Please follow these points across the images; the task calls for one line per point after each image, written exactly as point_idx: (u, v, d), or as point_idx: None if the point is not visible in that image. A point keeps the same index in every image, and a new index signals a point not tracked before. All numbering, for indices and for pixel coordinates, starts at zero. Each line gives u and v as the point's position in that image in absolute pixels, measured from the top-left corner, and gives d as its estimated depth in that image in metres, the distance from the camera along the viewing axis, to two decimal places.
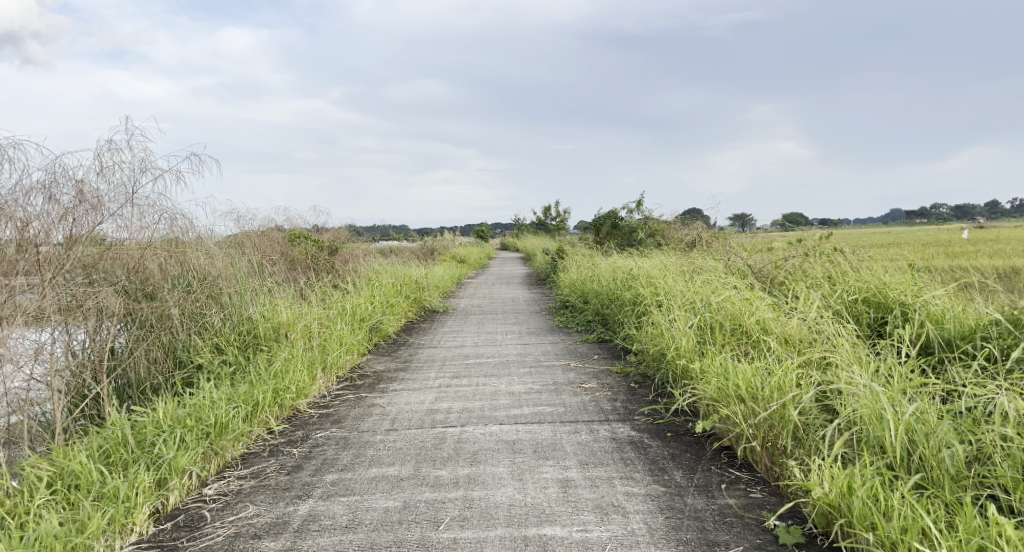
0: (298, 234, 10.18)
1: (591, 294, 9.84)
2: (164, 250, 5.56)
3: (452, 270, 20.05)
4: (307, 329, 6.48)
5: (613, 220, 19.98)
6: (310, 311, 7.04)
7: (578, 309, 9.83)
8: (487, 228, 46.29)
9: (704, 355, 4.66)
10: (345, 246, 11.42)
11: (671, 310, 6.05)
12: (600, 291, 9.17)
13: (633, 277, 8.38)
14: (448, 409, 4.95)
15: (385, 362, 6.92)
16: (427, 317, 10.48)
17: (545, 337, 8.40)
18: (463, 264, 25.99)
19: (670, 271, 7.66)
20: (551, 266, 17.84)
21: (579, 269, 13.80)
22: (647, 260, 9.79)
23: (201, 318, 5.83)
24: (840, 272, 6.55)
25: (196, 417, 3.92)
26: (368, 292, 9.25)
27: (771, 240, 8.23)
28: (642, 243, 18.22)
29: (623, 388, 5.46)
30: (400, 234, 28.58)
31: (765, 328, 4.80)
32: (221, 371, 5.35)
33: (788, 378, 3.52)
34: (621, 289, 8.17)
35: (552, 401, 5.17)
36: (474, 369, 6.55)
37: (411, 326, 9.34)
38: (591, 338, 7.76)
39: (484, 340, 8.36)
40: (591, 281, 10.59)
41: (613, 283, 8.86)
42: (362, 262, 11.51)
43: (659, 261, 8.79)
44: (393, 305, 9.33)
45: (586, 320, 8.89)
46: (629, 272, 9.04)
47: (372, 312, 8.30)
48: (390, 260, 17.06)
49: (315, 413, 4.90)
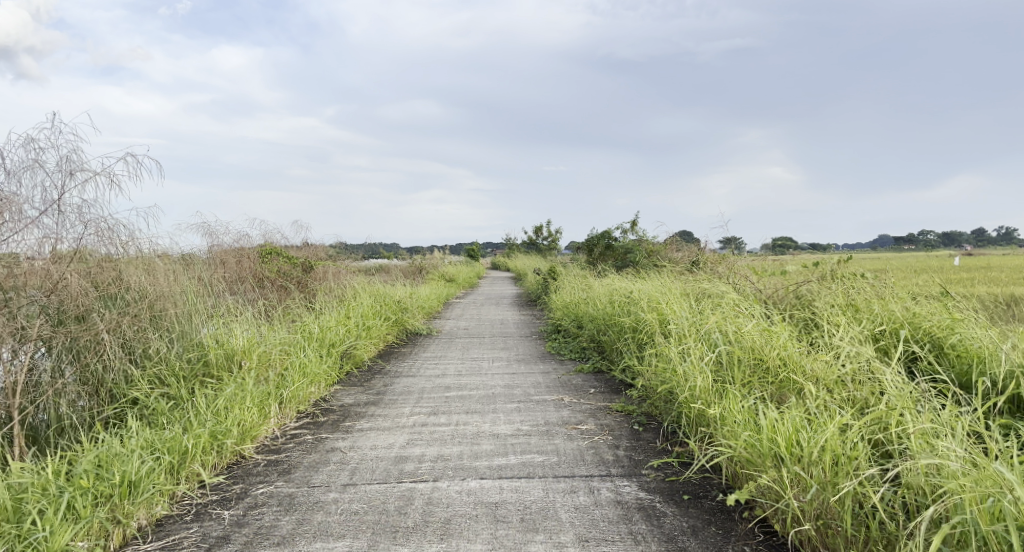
0: (270, 250, 9.64)
1: (585, 318, 9.14)
2: (93, 264, 4.76)
3: (439, 290, 19.41)
4: (266, 357, 5.70)
5: (607, 240, 19.38)
6: (272, 336, 6.26)
7: (571, 334, 9.13)
8: (478, 247, 45.65)
9: (725, 397, 3.96)
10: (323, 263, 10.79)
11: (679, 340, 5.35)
12: (595, 317, 8.47)
13: (632, 301, 7.68)
14: (420, 458, 4.20)
15: (355, 394, 6.15)
16: (408, 342, 9.71)
17: (535, 366, 7.63)
18: (453, 283, 25.26)
19: (675, 294, 6.97)
20: (542, 287, 17.21)
21: (572, 291, 13.14)
22: (646, 283, 9.11)
23: (139, 343, 5.01)
24: (865, 300, 5.89)
25: (97, 474, 3.14)
26: (343, 314, 8.50)
27: (782, 263, 7.58)
28: (637, 263, 17.59)
29: (626, 432, 4.73)
30: (388, 251, 27.86)
31: (794, 367, 4.12)
32: (156, 406, 4.54)
33: (842, 438, 2.86)
34: (620, 314, 7.47)
35: (543, 447, 4.43)
36: (455, 404, 5.77)
37: (389, 351, 8.61)
38: (585, 368, 7.04)
39: (468, 369, 7.60)
40: (585, 304, 9.90)
41: (610, 307, 8.15)
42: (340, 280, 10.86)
43: (660, 284, 8.11)
44: (371, 328, 8.58)
45: (580, 347, 8.17)
46: (628, 295, 8.35)
47: (345, 337, 7.53)
48: (374, 279, 16.44)
49: (262, 460, 4.13)
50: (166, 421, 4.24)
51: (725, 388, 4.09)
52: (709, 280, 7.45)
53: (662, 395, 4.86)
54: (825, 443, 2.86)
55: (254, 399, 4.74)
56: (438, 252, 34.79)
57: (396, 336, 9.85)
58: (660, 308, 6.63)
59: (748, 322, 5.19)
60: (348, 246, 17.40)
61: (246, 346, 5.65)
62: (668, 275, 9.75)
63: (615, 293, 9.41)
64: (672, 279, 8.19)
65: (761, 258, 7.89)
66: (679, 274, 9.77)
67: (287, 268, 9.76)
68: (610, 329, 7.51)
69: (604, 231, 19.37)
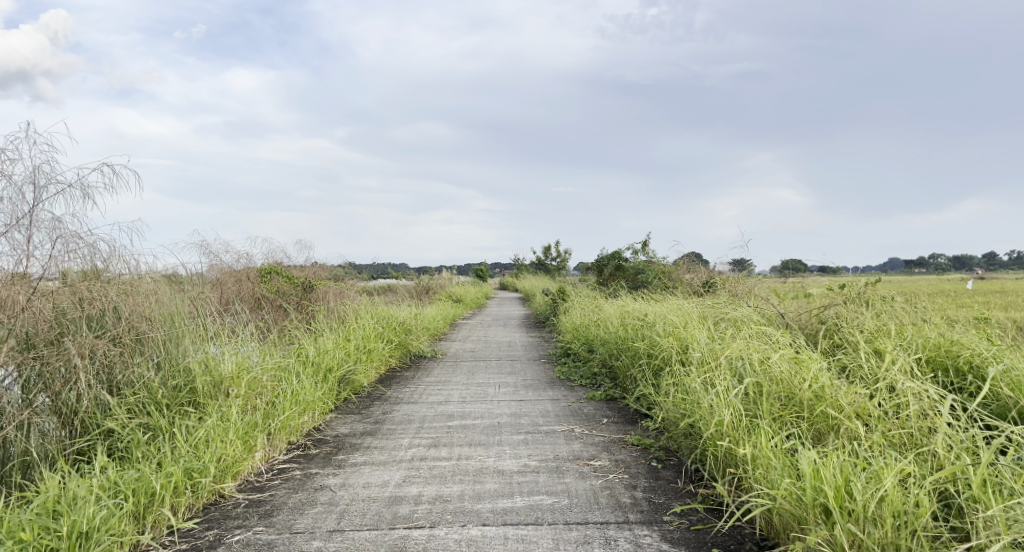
0: (270, 269, 9.35)
1: (597, 342, 8.75)
2: (69, 288, 4.49)
3: (446, 310, 19.07)
4: (257, 384, 5.35)
5: (618, 261, 19.02)
6: (265, 361, 5.91)
7: (582, 358, 8.73)
8: (486, 267, 45.37)
9: (756, 433, 3.56)
10: (325, 283, 10.48)
11: (700, 368, 4.95)
12: (606, 341, 8.08)
13: (647, 324, 7.29)
14: (416, 499, 3.81)
15: (351, 423, 5.77)
16: (411, 365, 9.32)
17: (544, 392, 7.22)
18: (460, 303, 24.92)
19: (693, 317, 6.58)
20: (551, 308, 16.82)
21: (582, 312, 12.76)
22: (661, 305, 8.72)
23: (118, 369, 4.68)
24: (899, 326, 5.48)
25: (48, 521, 2.90)
26: (343, 337, 8.15)
27: (806, 285, 7.18)
28: (649, 284, 17.20)
29: (643, 469, 4.32)
30: (395, 272, 27.61)
31: (831, 401, 3.73)
32: (132, 439, 4.19)
33: (903, 494, 2.50)
34: (634, 338, 7.07)
35: (552, 486, 4.02)
36: (457, 435, 5.38)
37: (391, 375, 8.25)
38: (597, 396, 6.63)
39: (473, 395, 7.20)
40: (596, 326, 9.51)
41: (623, 330, 7.76)
42: (343, 301, 10.53)
43: (676, 306, 7.71)
44: (373, 352, 8.22)
45: (591, 372, 7.76)
46: (641, 318, 7.96)
47: (344, 361, 7.18)
48: (379, 299, 16.12)
49: (244, 499, 3.76)
50: (141, 456, 3.90)
51: (755, 422, 3.70)
52: (728, 303, 7.04)
53: (683, 428, 4.47)
54: (882, 499, 2.49)
55: (238, 431, 4.38)
56: (446, 272, 34.52)
57: (400, 359, 9.48)
58: (677, 332, 6.24)
59: (775, 350, 4.80)
60: (354, 266, 17.14)
61: (235, 372, 5.31)
62: (683, 297, 9.35)
63: (627, 315, 9.01)
64: (688, 301, 7.80)
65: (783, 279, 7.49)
66: (695, 295, 9.37)
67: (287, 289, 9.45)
68: (623, 353, 7.12)
69: (614, 251, 19.01)
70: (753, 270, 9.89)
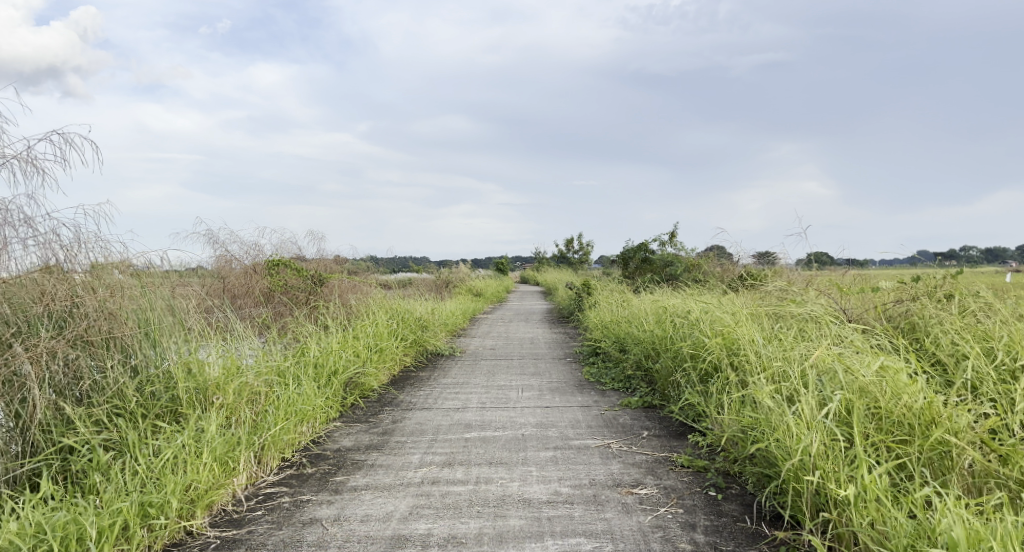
0: (279, 261, 8.78)
1: (629, 340, 7.97)
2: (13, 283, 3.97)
3: (465, 305, 18.41)
4: (247, 391, 4.69)
5: (644, 253, 18.18)
6: (259, 364, 5.25)
7: (612, 358, 7.97)
8: (507, 261, 44.66)
9: (858, 468, 2.79)
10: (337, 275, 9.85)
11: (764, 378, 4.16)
12: (641, 341, 7.29)
13: (688, 322, 6.49)
14: (424, 540, 3.11)
15: (356, 434, 5.09)
16: (427, 365, 8.63)
17: (572, 398, 6.48)
18: (480, 298, 24.26)
19: (745, 313, 5.76)
20: (575, 302, 16.05)
21: (609, 308, 11.99)
22: (701, 300, 7.91)
23: (82, 375, 4.08)
24: (998, 325, 4.62)
25: None
26: (353, 335, 7.49)
27: (872, 278, 6.32)
28: (679, 278, 16.35)
29: (701, 501, 3.55)
30: (413, 265, 27.01)
31: (951, 427, 2.93)
32: (92, 461, 3.57)
33: None
34: (676, 338, 6.29)
35: (590, 523, 3.28)
36: (475, 451, 4.66)
37: (404, 377, 7.58)
38: (634, 404, 5.87)
39: (494, 400, 6.48)
40: (628, 323, 8.74)
41: (661, 329, 6.98)
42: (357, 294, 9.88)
43: (720, 301, 6.90)
44: (384, 352, 7.55)
45: (624, 375, 7.00)
46: (682, 315, 7.16)
47: (351, 362, 6.50)
48: (396, 294, 15.51)
49: (216, 539, 3.10)
50: (95, 487, 3.27)
51: (852, 451, 2.92)
52: (784, 297, 6.21)
53: (749, 450, 3.70)
54: None
55: (214, 451, 3.71)
56: (465, 266, 33.87)
57: (414, 358, 8.80)
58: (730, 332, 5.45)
59: (858, 356, 4.00)
60: (369, 260, 16.53)
61: (222, 378, 4.65)
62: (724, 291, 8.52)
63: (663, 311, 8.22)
64: (735, 295, 6.98)
65: (844, 269, 6.63)
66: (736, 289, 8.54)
67: (296, 283, 8.83)
68: (662, 355, 6.33)
69: (641, 243, 18.17)
70: (799, 262, 9.02)
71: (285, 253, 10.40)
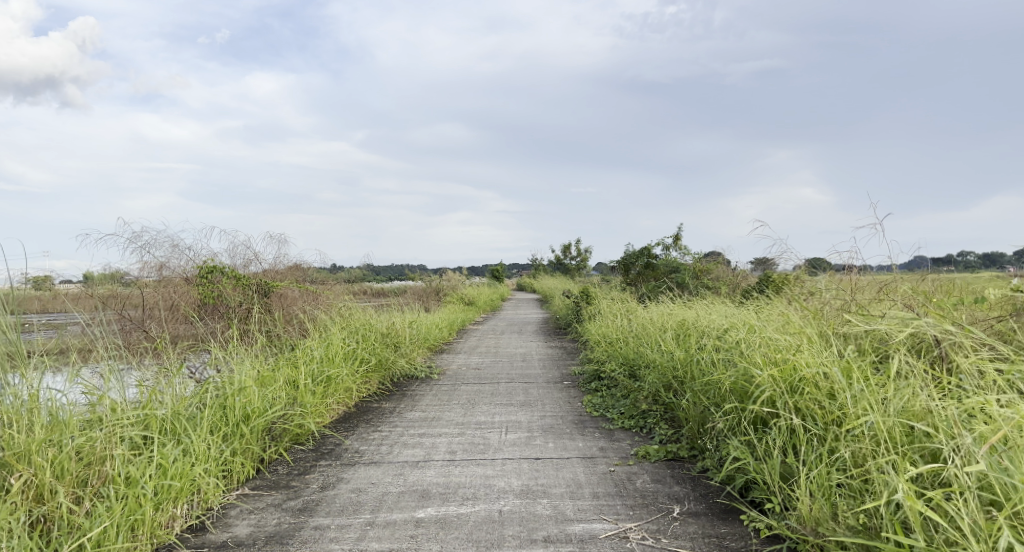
0: (212, 268, 7.37)
1: (641, 363, 6.45)
2: None
3: (453, 315, 16.95)
4: (85, 458, 3.11)
5: (646, 258, 16.70)
6: (126, 413, 3.72)
7: (620, 386, 6.41)
8: (503, 268, 43.07)
9: None
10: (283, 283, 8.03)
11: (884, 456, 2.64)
12: (656, 366, 5.77)
13: (724, 344, 4.95)
14: None
15: (263, 514, 3.55)
16: (392, 395, 7.05)
17: (569, 444, 4.92)
18: (472, 307, 22.67)
19: (806, 335, 4.25)
20: (573, 313, 14.56)
21: (611, 320, 10.49)
22: (731, 313, 6.36)
23: None
24: None
25: None
26: (291, 363, 5.96)
27: (972, 289, 4.78)
28: (686, 285, 14.87)
29: None
30: (402, 273, 25.57)
31: None
32: None
33: None
34: (707, 365, 4.77)
35: None
36: (425, 549, 3.11)
37: (358, 413, 6.04)
38: (655, 457, 4.35)
39: (467, 448, 4.93)
40: (637, 341, 7.19)
41: (684, 351, 5.46)
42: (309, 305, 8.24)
43: (761, 316, 5.36)
44: (331, 385, 5.99)
45: (636, 410, 5.48)
46: (711, 334, 5.64)
47: (280, 400, 4.97)
48: (373, 304, 14.04)
49: None
50: None
51: None
52: (856, 310, 4.67)
53: None
54: None
55: None
56: (459, 272, 32.41)
57: (376, 386, 7.23)
58: (792, 364, 3.94)
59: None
60: (347, 269, 15.03)
61: (42, 439, 3.06)
62: (754, 302, 6.98)
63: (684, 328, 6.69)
64: (780, 306, 5.45)
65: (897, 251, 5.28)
66: (772, 299, 6.98)
67: (229, 294, 7.33)
68: (690, 387, 4.80)
69: (643, 248, 16.69)
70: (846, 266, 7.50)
71: (232, 261, 8.96)
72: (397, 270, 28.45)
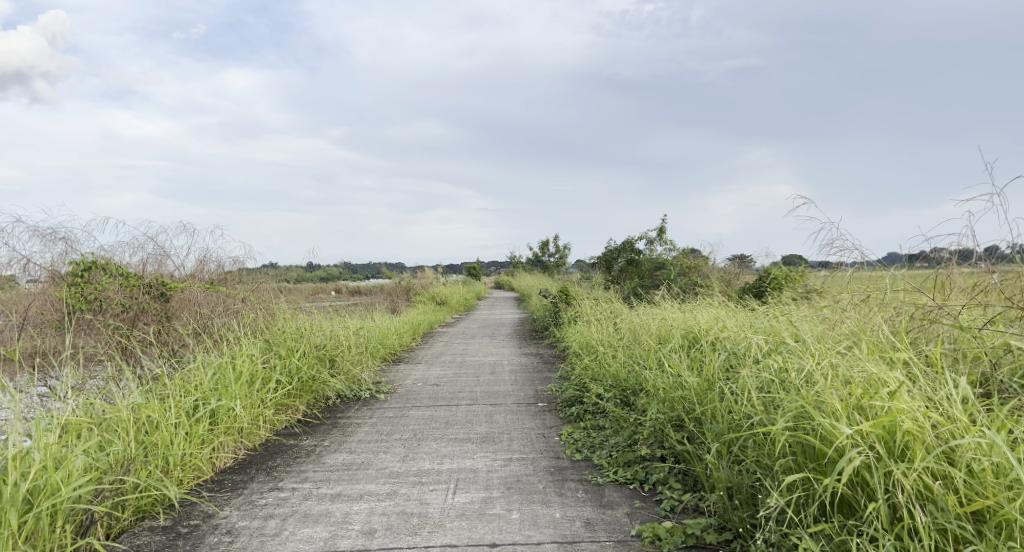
0: (84, 263, 5.67)
1: (636, 386, 4.96)
2: None
3: (420, 317, 15.43)
4: None
5: (629, 254, 15.34)
6: None
7: (609, 416, 4.91)
8: (479, 266, 41.47)
9: None
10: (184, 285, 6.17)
11: None
12: (658, 395, 4.29)
13: (761, 370, 3.47)
14: None
15: None
16: (316, 430, 5.48)
17: (541, 516, 3.42)
18: (443, 307, 21.07)
19: (900, 362, 2.80)
20: (550, 314, 13.13)
21: (593, 324, 9.06)
22: (753, 323, 4.90)
23: None
24: None
25: None
26: (165, 395, 4.38)
27: None
28: (672, 283, 13.57)
29: None
30: (370, 271, 24.04)
31: None
32: None
33: None
34: (743, 405, 3.31)
35: None
36: None
37: (258, 461, 4.48)
38: (672, 546, 2.86)
39: (393, 523, 3.40)
40: (629, 355, 5.70)
41: (699, 379, 4.00)
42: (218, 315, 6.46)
43: (804, 330, 3.90)
44: (220, 425, 4.42)
45: (634, 457, 4.00)
46: (734, 355, 4.20)
47: (120, 459, 3.42)
48: (327, 306, 12.48)
49: None
50: None
51: None
52: (956, 330, 3.24)
53: None
54: None
55: None
56: (432, 270, 30.88)
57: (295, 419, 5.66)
58: (893, 415, 2.50)
59: None
60: (301, 266, 13.34)
61: None
62: (775, 307, 5.55)
63: (691, 344, 5.23)
64: (834, 319, 3.95)
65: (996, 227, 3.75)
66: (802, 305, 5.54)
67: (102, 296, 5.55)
68: (719, 438, 3.32)
69: (625, 243, 15.30)
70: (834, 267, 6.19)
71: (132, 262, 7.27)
72: (368, 268, 26.78)
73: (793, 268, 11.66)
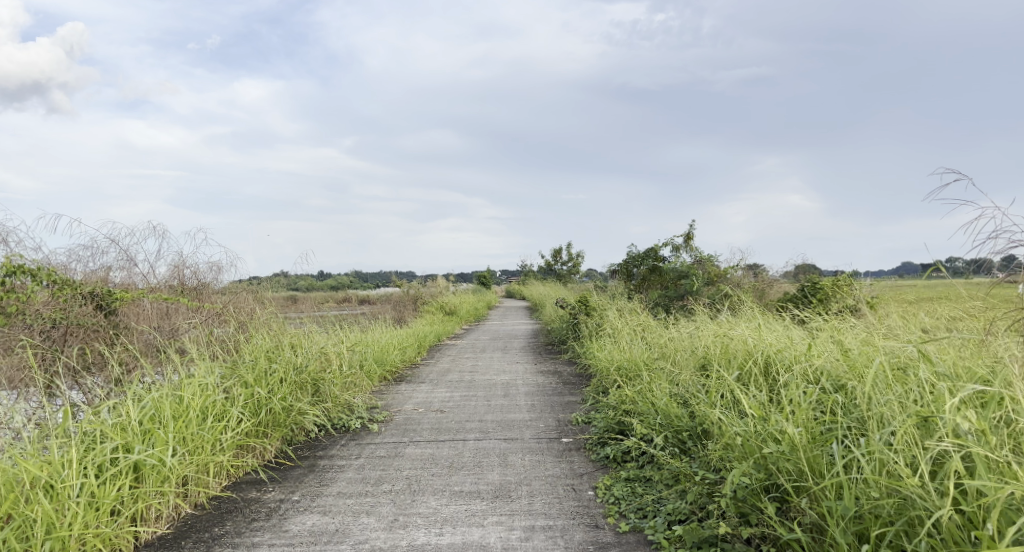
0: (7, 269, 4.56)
1: (701, 430, 3.80)
2: None
3: (427, 329, 14.32)
4: None
5: (652, 262, 14.14)
6: None
7: (662, 468, 3.74)
8: (490, 274, 40.33)
9: None
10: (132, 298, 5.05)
11: None
12: (739, 452, 3.13)
13: (936, 436, 2.41)
14: None
15: None
16: (285, 479, 4.36)
17: None
18: (453, 318, 19.97)
19: None
20: (568, 327, 11.97)
21: (622, 341, 7.87)
22: (859, 357, 3.73)
23: None
24: None
25: None
26: (73, 439, 3.29)
27: None
28: (700, 293, 12.31)
29: None
30: (378, 280, 23.04)
31: None
32: None
33: None
34: (901, 479, 2.20)
35: None
36: None
37: (208, 529, 3.40)
38: None
39: None
40: (684, 387, 4.53)
41: (804, 434, 2.83)
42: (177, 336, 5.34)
43: (967, 389, 2.74)
44: (147, 483, 3.32)
45: (706, 536, 2.83)
46: (853, 419, 3.02)
47: None
48: (326, 317, 11.40)
49: None
50: None
51: None
52: None
53: None
54: None
55: None
56: (443, 279, 29.84)
57: (259, 463, 4.57)
58: None
59: None
60: (303, 276, 12.37)
61: None
62: (874, 337, 4.38)
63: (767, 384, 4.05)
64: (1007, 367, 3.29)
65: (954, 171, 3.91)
66: (911, 333, 4.37)
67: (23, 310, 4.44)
68: (871, 529, 2.24)
69: (648, 251, 14.11)
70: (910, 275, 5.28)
71: (84, 269, 6.22)
72: (378, 277, 25.74)
73: (838, 278, 10.38)
